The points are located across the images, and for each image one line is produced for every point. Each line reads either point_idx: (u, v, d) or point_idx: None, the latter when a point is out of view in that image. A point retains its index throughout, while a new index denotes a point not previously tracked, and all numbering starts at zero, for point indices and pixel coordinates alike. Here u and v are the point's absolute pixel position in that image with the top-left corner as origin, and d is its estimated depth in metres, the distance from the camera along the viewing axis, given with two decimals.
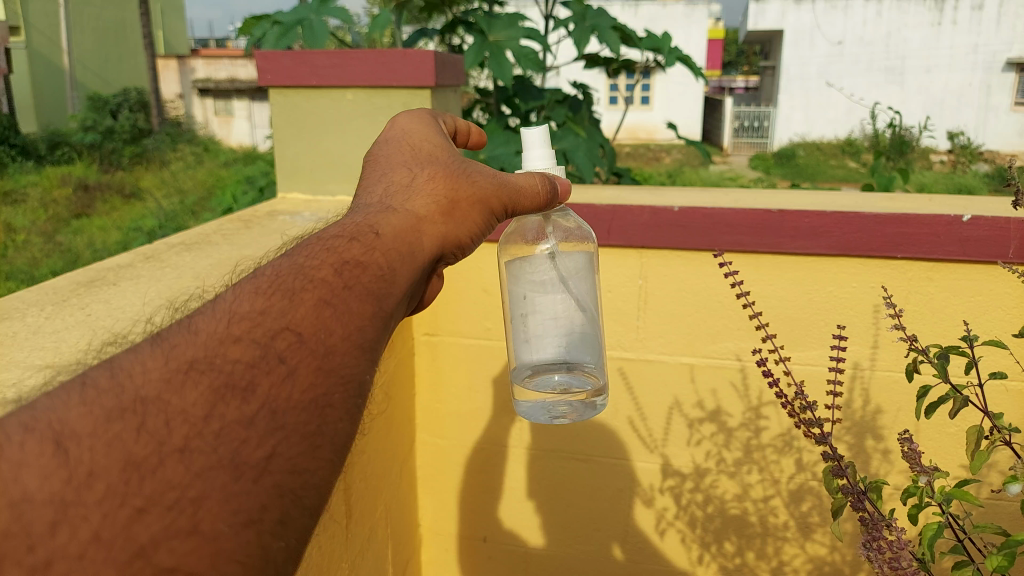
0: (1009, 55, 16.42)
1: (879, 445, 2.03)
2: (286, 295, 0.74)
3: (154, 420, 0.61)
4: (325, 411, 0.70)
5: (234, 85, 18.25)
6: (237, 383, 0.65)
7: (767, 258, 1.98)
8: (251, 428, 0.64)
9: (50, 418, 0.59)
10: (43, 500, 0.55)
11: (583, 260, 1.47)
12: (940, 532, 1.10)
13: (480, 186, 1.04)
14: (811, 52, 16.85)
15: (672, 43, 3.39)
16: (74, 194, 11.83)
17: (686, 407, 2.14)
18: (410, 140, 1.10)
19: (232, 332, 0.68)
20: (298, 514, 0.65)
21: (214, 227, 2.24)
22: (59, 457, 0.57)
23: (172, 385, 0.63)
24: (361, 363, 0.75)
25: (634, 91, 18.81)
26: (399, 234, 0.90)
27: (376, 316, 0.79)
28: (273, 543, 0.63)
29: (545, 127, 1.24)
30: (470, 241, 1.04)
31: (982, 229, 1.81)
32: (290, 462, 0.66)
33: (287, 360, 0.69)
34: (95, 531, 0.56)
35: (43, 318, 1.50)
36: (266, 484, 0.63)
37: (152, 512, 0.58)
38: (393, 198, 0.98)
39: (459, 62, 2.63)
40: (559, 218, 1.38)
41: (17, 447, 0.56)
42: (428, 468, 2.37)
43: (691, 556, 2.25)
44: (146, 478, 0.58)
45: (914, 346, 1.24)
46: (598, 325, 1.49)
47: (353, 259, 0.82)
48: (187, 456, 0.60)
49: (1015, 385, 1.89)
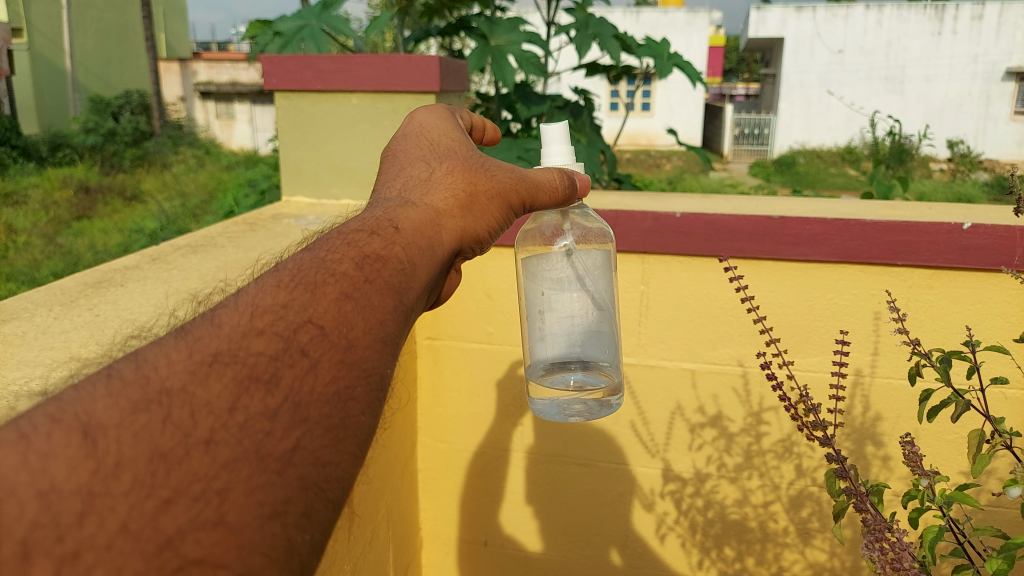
0: (1009, 64, 16.48)
1: (879, 451, 2.03)
2: (309, 288, 0.73)
3: (179, 412, 0.60)
4: (348, 404, 0.69)
5: (236, 89, 18.30)
6: (261, 375, 0.65)
7: (769, 264, 1.99)
8: (276, 421, 0.63)
9: (76, 410, 0.58)
10: (71, 491, 0.54)
11: (601, 258, 1.47)
12: (940, 534, 1.10)
13: (499, 180, 1.05)
14: (811, 60, 16.92)
15: (672, 50, 3.41)
16: (76, 197, 11.86)
17: (687, 412, 2.14)
18: (427, 135, 1.11)
19: (255, 325, 0.68)
20: (321, 507, 0.63)
21: (219, 229, 2.25)
22: (86, 448, 0.56)
23: (196, 377, 0.62)
24: (383, 357, 0.74)
25: (635, 98, 18.87)
26: (418, 228, 0.90)
27: (396, 310, 0.79)
28: (298, 535, 0.61)
29: (563, 123, 1.24)
30: (488, 236, 1.04)
31: (983, 237, 1.82)
32: (314, 455, 0.64)
33: (309, 353, 0.69)
34: (123, 522, 0.55)
35: (52, 318, 1.50)
36: (291, 476, 0.62)
37: (178, 504, 0.57)
38: (411, 192, 0.98)
39: (463, 68, 2.64)
40: (577, 214, 1.38)
41: (44, 438, 0.55)
42: (430, 471, 2.37)
43: (691, 561, 2.25)
44: (173, 470, 0.57)
45: (915, 351, 1.23)
46: (616, 322, 1.48)
47: (373, 252, 0.82)
48: (212, 448, 0.59)
49: (1016, 393, 1.89)
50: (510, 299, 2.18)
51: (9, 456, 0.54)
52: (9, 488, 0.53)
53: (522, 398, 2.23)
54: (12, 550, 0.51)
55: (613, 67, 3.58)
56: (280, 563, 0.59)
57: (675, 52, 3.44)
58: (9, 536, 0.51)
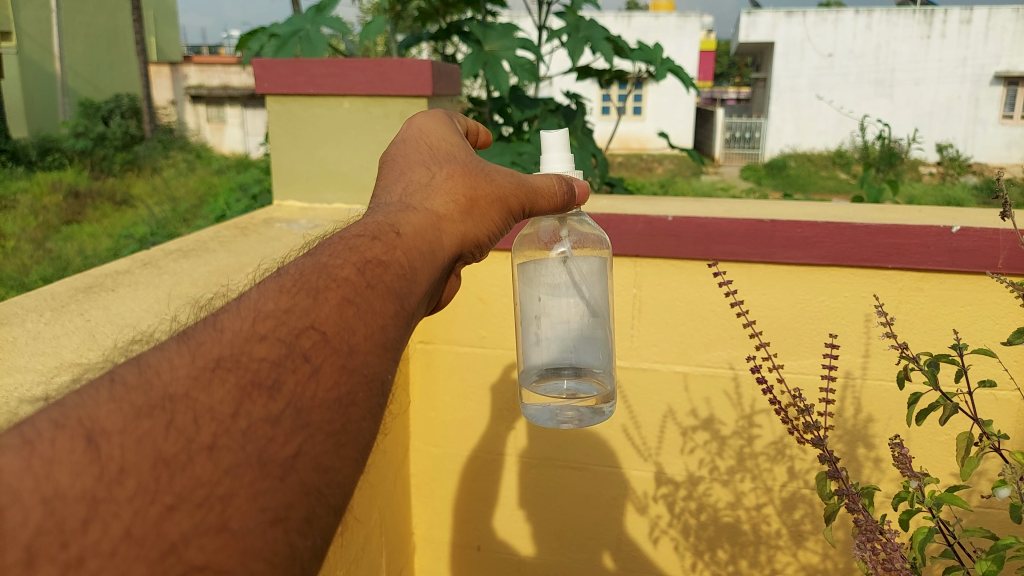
0: (996, 69, 16.65)
1: (870, 454, 2.04)
2: (311, 293, 0.73)
3: (182, 417, 0.60)
4: (349, 409, 0.68)
5: (228, 93, 18.24)
6: (263, 381, 0.64)
7: (760, 267, 2.00)
8: (278, 427, 0.63)
9: (79, 415, 0.57)
10: (75, 497, 0.54)
11: (598, 265, 1.48)
12: (931, 536, 1.11)
13: (499, 185, 1.05)
14: (802, 65, 17.01)
15: (664, 53, 3.42)
16: (65, 202, 11.76)
17: (680, 415, 2.15)
18: (427, 139, 1.10)
19: (258, 330, 0.68)
20: (322, 513, 0.63)
21: (211, 235, 2.23)
22: (90, 454, 0.56)
23: (199, 383, 0.62)
24: (384, 362, 0.74)
25: (627, 102, 18.95)
26: (419, 233, 0.90)
27: (397, 315, 0.79)
28: (299, 542, 0.61)
29: (562, 130, 1.24)
30: (487, 240, 1.04)
31: (971, 240, 1.84)
32: (315, 460, 0.64)
33: (311, 359, 0.68)
34: (127, 528, 0.54)
35: (43, 324, 1.49)
36: (292, 482, 0.62)
37: (182, 510, 0.56)
38: (413, 197, 0.98)
39: (455, 71, 2.65)
40: (574, 220, 1.39)
41: (48, 444, 0.55)
42: (422, 475, 2.37)
43: (684, 564, 2.24)
44: (176, 476, 0.57)
45: (905, 354, 1.22)
46: (610, 329, 1.48)
47: (375, 257, 0.82)
48: (215, 454, 0.59)
49: (1005, 394, 1.91)
50: (504, 302, 2.18)
51: (12, 461, 0.53)
52: (14, 494, 0.53)
53: (515, 402, 2.23)
54: (16, 557, 0.51)
55: (606, 72, 3.59)
56: (280, 568, 0.59)
57: (668, 56, 3.44)
58: (14, 542, 0.51)
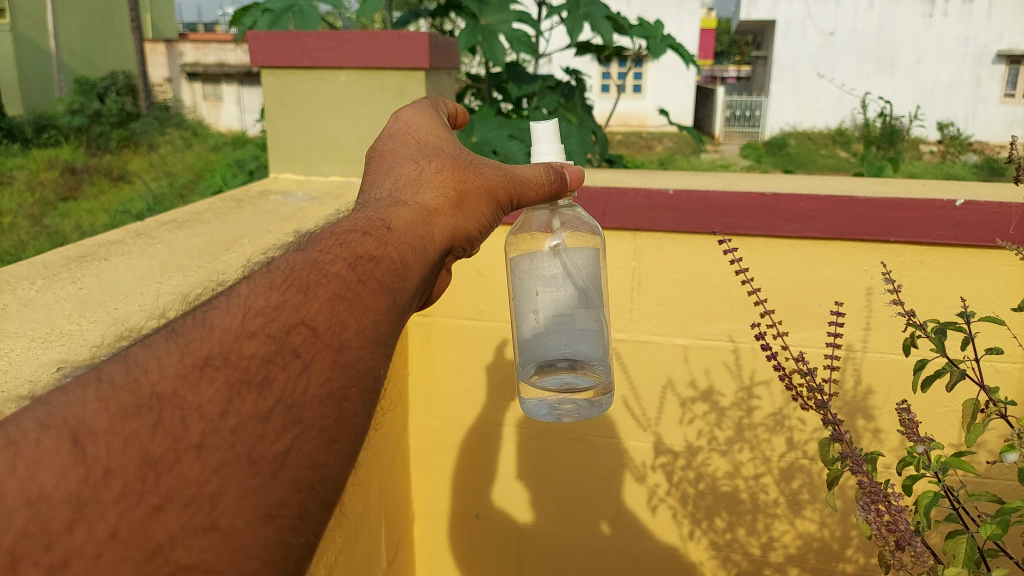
0: (1000, 44, 16.50)
1: (870, 425, 2.04)
2: (301, 289, 0.72)
3: (170, 416, 0.61)
4: (343, 404, 0.69)
5: (224, 68, 18.08)
6: (253, 378, 0.65)
7: (761, 240, 1.99)
8: (267, 423, 0.64)
9: (66, 414, 0.59)
10: (61, 498, 0.56)
11: (592, 256, 1.46)
12: (937, 498, 1.11)
13: (488, 178, 1.04)
14: (804, 41, 16.84)
15: (664, 30, 3.38)
16: (64, 179, 11.69)
17: (679, 386, 2.15)
18: (414, 134, 1.09)
19: (248, 327, 0.67)
20: (313, 510, 0.65)
21: (206, 206, 2.22)
22: (76, 454, 0.57)
23: (188, 381, 0.63)
24: (377, 356, 0.74)
25: (628, 76, 18.78)
26: (410, 227, 0.89)
27: (389, 310, 0.78)
28: (293, 538, 0.63)
29: (554, 122, 1.24)
30: (478, 233, 1.03)
31: (975, 213, 1.83)
32: (307, 457, 0.65)
33: (303, 354, 0.68)
34: (112, 529, 0.56)
35: (35, 291, 1.49)
36: (284, 478, 0.63)
37: (169, 509, 0.58)
38: (402, 192, 0.97)
39: (452, 44, 2.61)
40: (566, 211, 1.41)
41: (33, 446, 0.57)
42: (421, 448, 2.38)
43: (682, 531, 2.26)
44: (162, 475, 0.59)
45: (911, 320, 1.21)
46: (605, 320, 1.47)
47: (366, 252, 0.81)
48: (203, 452, 0.60)
49: (1007, 365, 1.92)
50: (503, 276, 2.18)
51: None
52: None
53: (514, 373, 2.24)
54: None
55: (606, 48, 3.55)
56: (273, 564, 0.62)
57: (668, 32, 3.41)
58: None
